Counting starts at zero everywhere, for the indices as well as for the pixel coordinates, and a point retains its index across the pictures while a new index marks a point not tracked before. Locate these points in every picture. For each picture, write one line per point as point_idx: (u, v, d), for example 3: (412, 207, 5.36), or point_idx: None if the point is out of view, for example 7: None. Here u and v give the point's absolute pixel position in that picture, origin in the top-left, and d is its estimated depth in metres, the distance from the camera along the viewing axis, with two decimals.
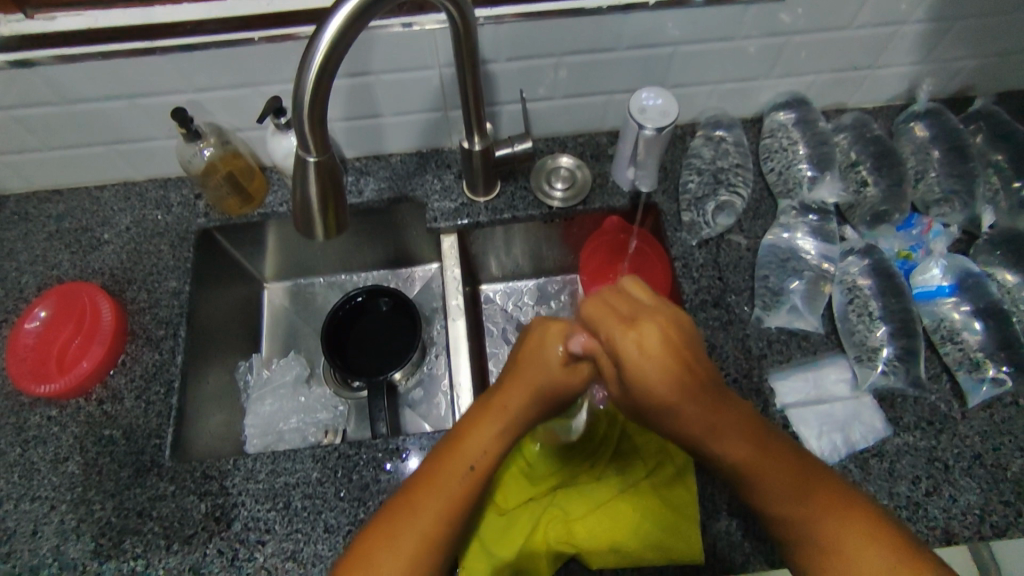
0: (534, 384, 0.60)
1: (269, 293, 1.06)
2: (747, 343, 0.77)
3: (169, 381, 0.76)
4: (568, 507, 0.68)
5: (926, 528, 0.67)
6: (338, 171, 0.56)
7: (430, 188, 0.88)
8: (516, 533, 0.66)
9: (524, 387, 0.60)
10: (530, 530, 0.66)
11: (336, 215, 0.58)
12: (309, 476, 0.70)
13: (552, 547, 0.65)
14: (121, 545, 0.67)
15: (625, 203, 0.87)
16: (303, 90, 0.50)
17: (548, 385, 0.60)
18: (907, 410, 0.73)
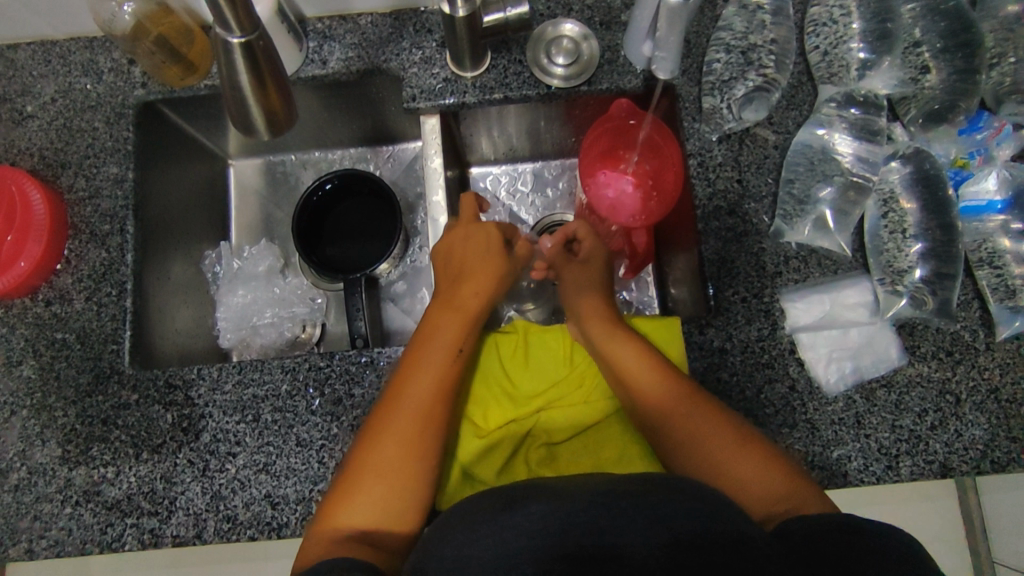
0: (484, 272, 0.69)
1: (236, 171, 0.96)
2: (761, 259, 0.69)
3: (121, 281, 0.69)
4: (554, 432, 0.66)
5: (923, 461, 0.65)
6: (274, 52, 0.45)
7: (407, 58, 0.75)
8: (496, 459, 0.65)
9: (479, 276, 0.69)
10: (510, 458, 0.65)
11: (281, 112, 0.47)
12: (279, 388, 0.67)
13: (533, 472, 0.65)
14: (89, 452, 0.65)
15: (637, 85, 0.74)
16: None
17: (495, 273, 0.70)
18: (926, 339, 0.67)
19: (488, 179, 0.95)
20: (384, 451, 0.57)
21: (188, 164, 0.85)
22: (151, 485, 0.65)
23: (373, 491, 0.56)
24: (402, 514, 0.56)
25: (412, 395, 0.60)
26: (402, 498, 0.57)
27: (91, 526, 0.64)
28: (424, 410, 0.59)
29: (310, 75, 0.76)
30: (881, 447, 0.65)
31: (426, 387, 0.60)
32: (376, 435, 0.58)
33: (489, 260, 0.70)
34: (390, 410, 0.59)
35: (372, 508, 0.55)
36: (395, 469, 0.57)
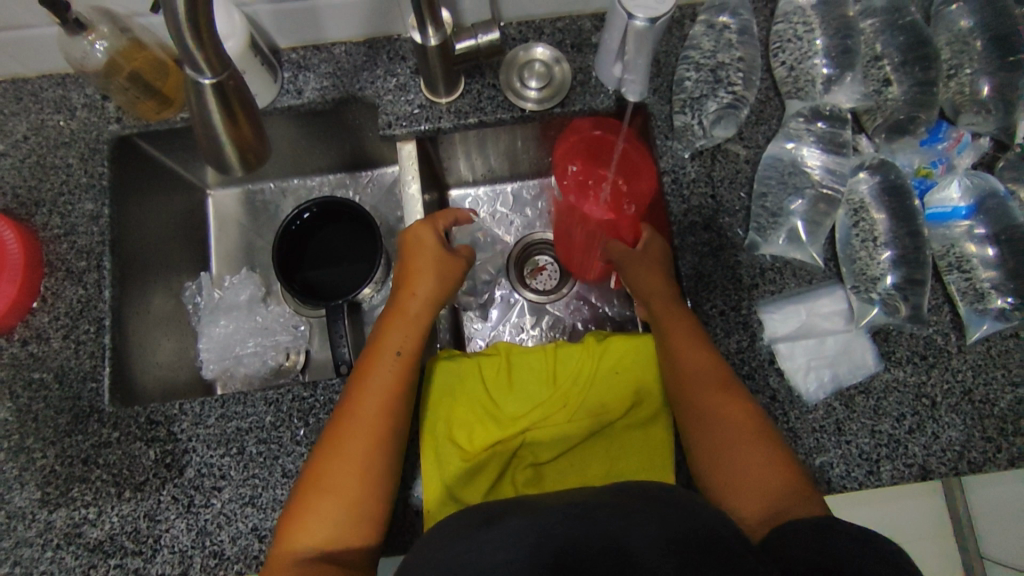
0: (427, 271, 0.69)
1: (215, 201, 0.95)
2: (737, 272, 0.70)
3: (99, 318, 0.69)
4: (540, 452, 0.66)
5: (903, 465, 0.66)
6: (245, 89, 0.45)
7: (382, 86, 0.76)
8: (483, 481, 0.65)
9: (422, 279, 0.68)
10: (497, 480, 0.65)
11: (254, 147, 0.48)
12: (263, 420, 0.66)
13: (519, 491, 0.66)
14: (70, 493, 0.64)
15: (609, 104, 0.75)
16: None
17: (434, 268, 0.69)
18: (900, 344, 0.68)
19: (467, 201, 0.96)
20: (335, 469, 0.57)
21: (166, 196, 0.85)
22: (135, 524, 0.64)
23: (326, 512, 0.56)
24: (359, 532, 0.57)
25: (359, 412, 0.60)
26: (354, 514, 0.57)
27: (73, 569, 0.63)
28: (373, 424, 0.59)
29: (286, 105, 0.76)
30: (861, 452, 0.66)
31: (375, 402, 0.60)
32: (326, 456, 0.58)
33: (428, 262, 0.69)
34: (338, 431, 0.59)
35: (326, 531, 0.56)
36: (344, 486, 0.57)
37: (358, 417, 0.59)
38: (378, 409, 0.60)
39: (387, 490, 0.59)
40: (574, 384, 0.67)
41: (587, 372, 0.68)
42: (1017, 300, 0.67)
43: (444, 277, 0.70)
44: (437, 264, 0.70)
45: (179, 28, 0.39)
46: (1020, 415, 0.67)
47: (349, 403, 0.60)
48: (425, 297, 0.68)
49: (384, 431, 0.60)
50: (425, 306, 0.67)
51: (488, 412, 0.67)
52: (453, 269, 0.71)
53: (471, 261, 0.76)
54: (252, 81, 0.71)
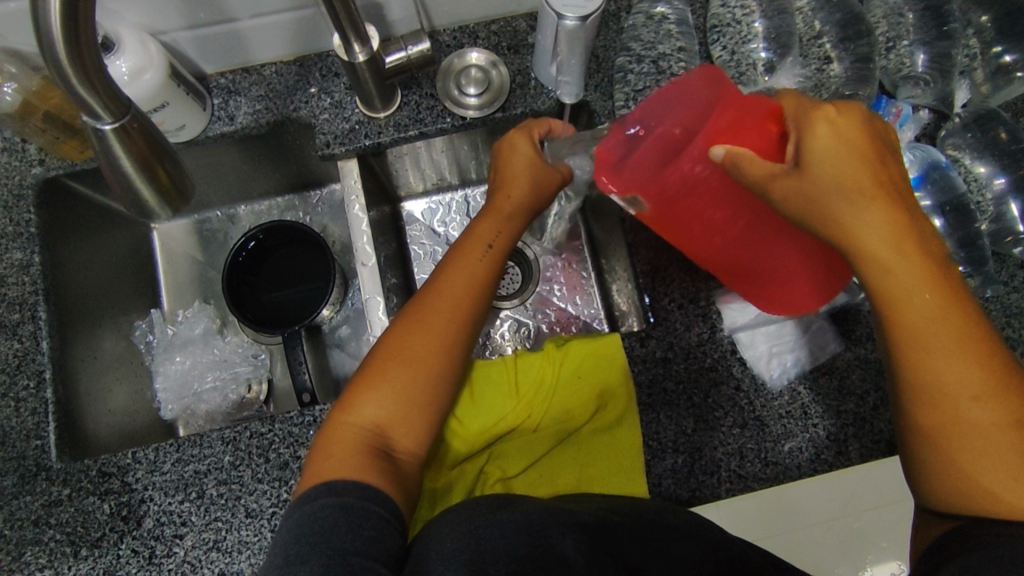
0: (518, 175, 0.67)
1: (160, 234, 0.93)
2: (692, 263, 0.69)
3: (38, 372, 0.67)
4: (508, 465, 0.66)
5: (870, 441, 0.66)
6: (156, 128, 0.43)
7: (317, 105, 0.74)
8: (455, 495, 0.65)
9: (521, 182, 0.67)
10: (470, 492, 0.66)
11: (175, 187, 0.45)
12: (221, 460, 0.64)
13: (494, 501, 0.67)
14: (23, 558, 0.62)
15: (551, 105, 0.74)
16: (46, 37, 0.35)
17: (533, 177, 0.67)
18: (860, 322, 0.68)
19: (421, 212, 0.95)
20: (413, 342, 0.58)
21: (106, 236, 0.82)
22: None
23: (387, 395, 0.57)
24: (410, 425, 0.57)
25: (444, 298, 0.61)
26: (415, 398, 0.57)
27: None
28: (450, 317, 0.60)
29: (218, 132, 0.74)
30: (828, 434, 0.66)
31: (460, 288, 0.62)
32: (407, 331, 0.59)
33: (524, 168, 0.67)
34: (422, 307, 0.60)
35: (382, 412, 0.56)
36: (418, 361, 0.58)
37: (438, 302, 0.61)
38: (464, 304, 0.61)
39: (449, 393, 0.59)
40: (535, 394, 0.66)
41: (549, 377, 0.66)
42: (968, 268, 0.69)
43: (541, 185, 0.68)
44: (534, 171, 0.67)
45: (64, 75, 0.37)
46: None
47: (435, 286, 0.62)
48: (519, 198, 0.67)
49: (462, 318, 0.61)
50: (521, 208, 0.67)
51: (452, 431, 0.65)
52: (549, 180, 0.68)
53: (568, 178, 0.71)
54: (180, 113, 0.68)
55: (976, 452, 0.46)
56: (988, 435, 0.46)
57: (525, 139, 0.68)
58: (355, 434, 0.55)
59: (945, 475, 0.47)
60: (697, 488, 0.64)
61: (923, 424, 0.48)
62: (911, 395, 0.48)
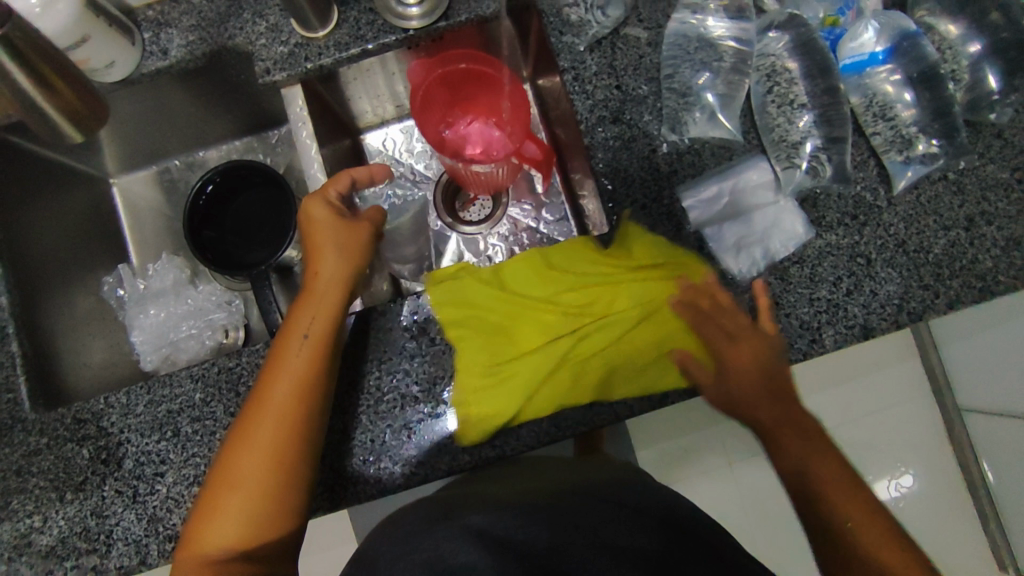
0: (327, 242, 0.63)
1: (120, 189, 0.92)
2: (654, 161, 0.67)
3: (2, 326, 0.66)
4: (536, 362, 0.64)
5: (845, 328, 0.64)
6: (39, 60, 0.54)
7: (252, 30, 0.70)
8: (506, 403, 0.62)
9: (326, 249, 0.63)
10: (534, 394, 0.62)
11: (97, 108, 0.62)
12: (193, 398, 0.64)
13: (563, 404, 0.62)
14: (10, 506, 0.63)
15: (496, 9, 0.71)
16: None
17: (339, 237, 0.63)
18: (830, 207, 0.66)
19: (383, 143, 0.93)
20: (246, 458, 0.55)
21: (60, 192, 0.81)
22: (84, 524, 0.62)
23: (233, 513, 0.54)
24: (269, 533, 0.54)
25: (269, 402, 0.56)
26: (262, 511, 0.54)
27: None
28: (275, 428, 0.55)
29: (154, 68, 0.72)
30: (802, 323, 0.64)
31: (285, 388, 0.56)
32: (235, 450, 0.55)
33: (345, 225, 0.64)
34: (250, 418, 0.56)
35: (240, 531, 0.53)
36: (257, 479, 0.54)
37: (255, 414, 0.56)
38: (289, 405, 0.56)
39: (301, 497, 0.56)
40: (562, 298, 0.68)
41: (571, 273, 0.69)
42: (942, 141, 0.66)
43: (350, 246, 0.64)
44: (337, 230, 0.63)
45: None
46: (955, 258, 0.64)
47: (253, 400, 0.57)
48: (332, 273, 0.62)
49: (295, 416, 0.56)
50: (334, 283, 0.62)
51: (506, 335, 0.67)
52: (359, 233, 0.65)
53: (381, 222, 0.69)
54: (107, 49, 0.66)
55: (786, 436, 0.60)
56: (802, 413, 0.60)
57: (319, 194, 0.65)
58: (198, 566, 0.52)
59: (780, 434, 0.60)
60: (670, 387, 0.63)
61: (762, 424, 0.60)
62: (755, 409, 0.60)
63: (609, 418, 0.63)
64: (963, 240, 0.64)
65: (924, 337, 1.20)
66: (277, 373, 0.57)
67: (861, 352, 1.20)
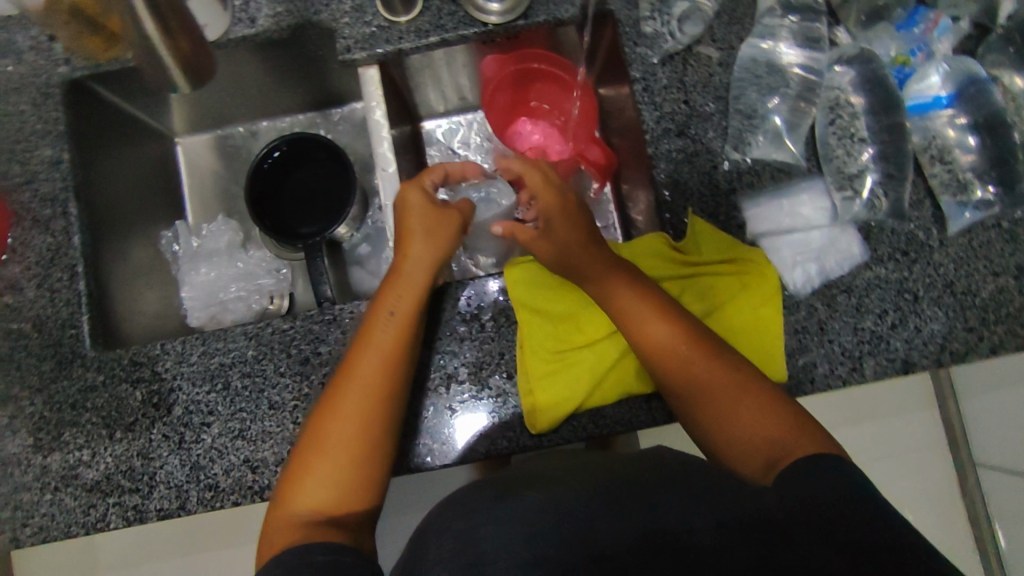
0: (417, 229, 0.66)
1: (183, 148, 0.94)
2: (714, 178, 0.69)
3: (71, 266, 0.69)
4: (603, 352, 0.64)
5: (886, 360, 0.65)
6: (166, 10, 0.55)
7: (338, 9, 0.73)
8: (572, 392, 0.63)
9: (417, 235, 0.66)
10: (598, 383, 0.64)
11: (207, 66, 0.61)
12: (245, 354, 0.66)
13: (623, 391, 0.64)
14: (62, 438, 0.65)
15: (575, 13, 0.73)
16: None
17: (427, 225, 0.67)
18: (882, 242, 0.67)
19: (440, 131, 0.95)
20: (337, 424, 0.56)
21: (130, 145, 0.83)
22: (129, 463, 0.65)
23: (324, 475, 0.55)
24: (352, 501, 0.55)
25: (360, 372, 0.58)
26: (352, 475, 0.55)
27: (74, 509, 0.64)
28: (367, 395, 0.57)
29: (240, 35, 0.74)
30: (844, 350, 0.66)
31: (376, 359, 0.58)
32: (326, 417, 0.57)
33: (434, 215, 0.68)
34: (341, 386, 0.58)
35: (325, 495, 0.54)
36: (348, 444, 0.56)
37: (347, 383, 0.58)
38: (380, 376, 0.58)
39: (385, 466, 0.57)
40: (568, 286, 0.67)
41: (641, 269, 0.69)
42: (999, 189, 0.67)
43: (436, 234, 0.67)
44: (426, 219, 0.67)
45: None
46: (1001, 304, 0.65)
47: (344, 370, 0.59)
48: (417, 258, 0.65)
49: (385, 386, 0.58)
50: (420, 268, 0.64)
51: (574, 325, 0.67)
52: (447, 224, 0.68)
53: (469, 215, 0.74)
54: None
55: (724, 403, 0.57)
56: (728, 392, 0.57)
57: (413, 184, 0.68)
58: (291, 525, 0.52)
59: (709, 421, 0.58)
60: None
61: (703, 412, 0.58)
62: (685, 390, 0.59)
63: (643, 420, 0.65)
64: (1011, 288, 0.66)
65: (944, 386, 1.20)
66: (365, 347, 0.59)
67: (878, 393, 1.21)
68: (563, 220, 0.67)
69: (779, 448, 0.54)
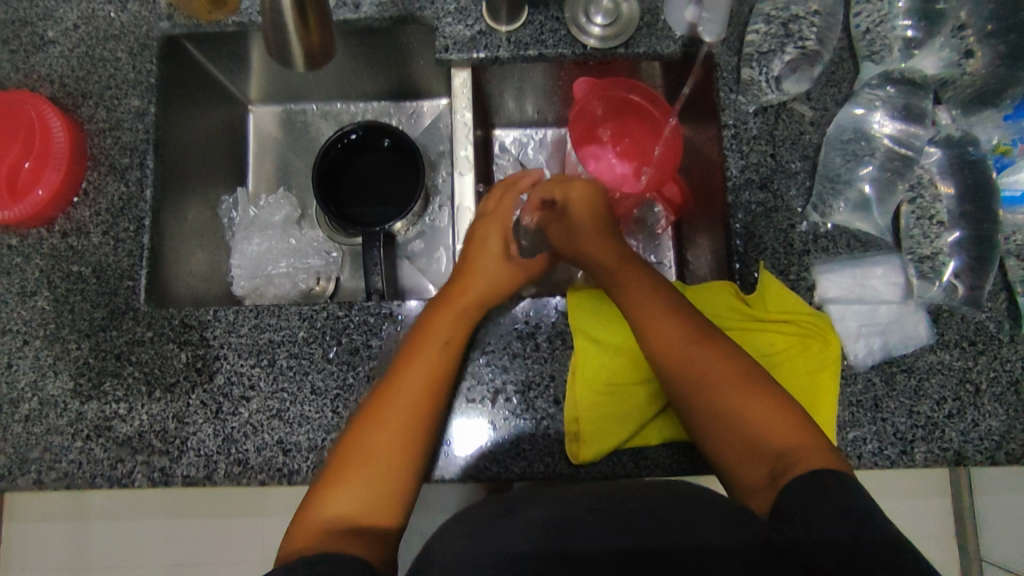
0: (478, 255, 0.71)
1: (255, 118, 0.95)
2: (790, 236, 0.68)
3: (139, 218, 0.69)
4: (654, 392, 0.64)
5: (938, 449, 0.64)
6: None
7: (442, 7, 0.73)
8: (617, 427, 0.63)
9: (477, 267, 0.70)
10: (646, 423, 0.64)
11: (320, 53, 0.61)
12: (296, 334, 0.66)
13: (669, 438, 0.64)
14: (102, 387, 0.65)
15: (675, 50, 0.73)
16: None
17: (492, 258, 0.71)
18: (950, 327, 0.66)
19: (511, 142, 0.94)
20: (374, 438, 0.56)
21: (207, 105, 0.83)
22: (163, 424, 0.64)
23: (357, 487, 0.54)
24: (383, 516, 0.54)
25: (403, 389, 0.58)
26: (383, 489, 0.55)
27: (102, 460, 0.63)
28: (409, 411, 0.57)
29: (342, 18, 0.74)
30: (896, 431, 0.64)
31: (419, 380, 0.59)
32: (363, 431, 0.57)
33: (491, 254, 0.72)
34: (381, 402, 0.58)
35: (357, 506, 0.53)
36: (383, 459, 0.55)
37: (390, 398, 0.58)
38: (419, 397, 0.58)
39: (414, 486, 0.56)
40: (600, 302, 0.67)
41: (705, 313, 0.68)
42: None
43: (499, 271, 0.70)
44: (495, 258, 0.72)
45: None
46: None
47: (388, 385, 0.59)
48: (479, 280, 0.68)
49: (424, 408, 0.58)
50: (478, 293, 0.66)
51: (631, 359, 0.66)
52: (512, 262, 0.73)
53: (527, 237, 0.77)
54: None
55: (734, 420, 0.55)
56: (743, 400, 0.56)
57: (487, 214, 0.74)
58: (320, 532, 0.51)
59: (719, 436, 0.56)
60: None
61: (710, 417, 0.56)
62: (691, 395, 0.57)
63: (686, 467, 0.64)
64: None
65: (962, 479, 1.17)
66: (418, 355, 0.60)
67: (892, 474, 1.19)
68: (579, 207, 0.74)
69: (788, 460, 0.52)
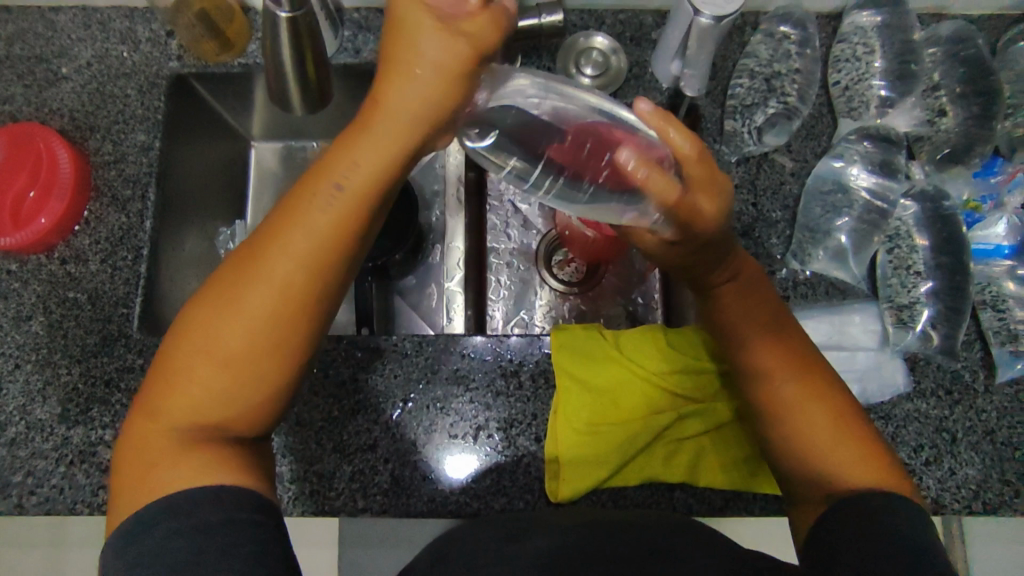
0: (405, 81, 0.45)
1: (257, 152, 0.98)
2: (770, 282, 0.70)
3: (137, 247, 0.71)
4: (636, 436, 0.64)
5: (915, 496, 0.64)
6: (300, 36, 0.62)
7: None
8: (597, 468, 0.63)
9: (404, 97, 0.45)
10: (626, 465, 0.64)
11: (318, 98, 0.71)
12: None
13: (647, 480, 0.64)
14: (89, 412, 0.65)
15: (662, 101, 0.76)
16: None
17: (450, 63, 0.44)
18: (927, 375, 0.67)
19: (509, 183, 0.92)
20: (228, 326, 0.46)
21: (209, 140, 0.86)
22: None
23: (213, 380, 0.46)
24: (250, 409, 0.47)
25: (272, 269, 0.45)
26: (244, 384, 0.46)
27: (84, 486, 0.64)
28: (282, 298, 0.46)
29: (342, 63, 0.78)
30: None
31: (297, 258, 0.45)
32: (214, 313, 0.46)
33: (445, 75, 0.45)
34: (252, 275, 0.45)
35: (211, 399, 0.46)
36: (241, 350, 0.46)
37: (256, 274, 0.46)
38: (298, 277, 0.45)
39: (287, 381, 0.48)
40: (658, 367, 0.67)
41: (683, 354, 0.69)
42: None
43: (443, 103, 0.45)
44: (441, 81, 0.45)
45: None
46: None
47: (262, 250, 0.46)
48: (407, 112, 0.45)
49: (300, 294, 0.46)
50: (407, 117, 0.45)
51: (610, 400, 0.67)
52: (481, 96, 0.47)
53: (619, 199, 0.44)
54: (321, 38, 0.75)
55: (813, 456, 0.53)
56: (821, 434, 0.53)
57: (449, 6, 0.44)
58: (177, 421, 0.46)
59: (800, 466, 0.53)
60: (733, 498, 0.64)
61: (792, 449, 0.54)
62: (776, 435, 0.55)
63: (665, 508, 0.64)
64: None
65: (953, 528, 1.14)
66: (274, 244, 0.45)
67: None
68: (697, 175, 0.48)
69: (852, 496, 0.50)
